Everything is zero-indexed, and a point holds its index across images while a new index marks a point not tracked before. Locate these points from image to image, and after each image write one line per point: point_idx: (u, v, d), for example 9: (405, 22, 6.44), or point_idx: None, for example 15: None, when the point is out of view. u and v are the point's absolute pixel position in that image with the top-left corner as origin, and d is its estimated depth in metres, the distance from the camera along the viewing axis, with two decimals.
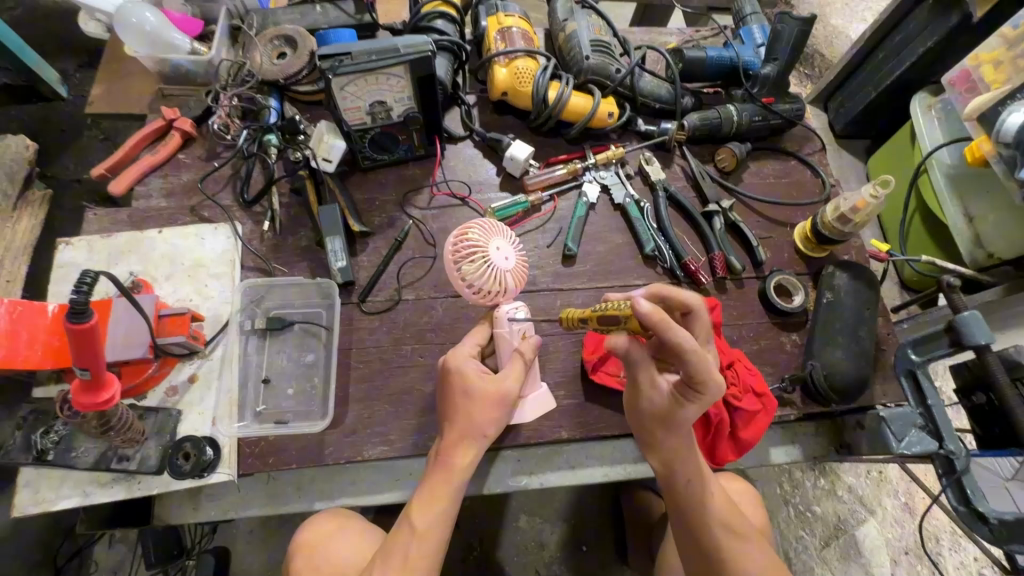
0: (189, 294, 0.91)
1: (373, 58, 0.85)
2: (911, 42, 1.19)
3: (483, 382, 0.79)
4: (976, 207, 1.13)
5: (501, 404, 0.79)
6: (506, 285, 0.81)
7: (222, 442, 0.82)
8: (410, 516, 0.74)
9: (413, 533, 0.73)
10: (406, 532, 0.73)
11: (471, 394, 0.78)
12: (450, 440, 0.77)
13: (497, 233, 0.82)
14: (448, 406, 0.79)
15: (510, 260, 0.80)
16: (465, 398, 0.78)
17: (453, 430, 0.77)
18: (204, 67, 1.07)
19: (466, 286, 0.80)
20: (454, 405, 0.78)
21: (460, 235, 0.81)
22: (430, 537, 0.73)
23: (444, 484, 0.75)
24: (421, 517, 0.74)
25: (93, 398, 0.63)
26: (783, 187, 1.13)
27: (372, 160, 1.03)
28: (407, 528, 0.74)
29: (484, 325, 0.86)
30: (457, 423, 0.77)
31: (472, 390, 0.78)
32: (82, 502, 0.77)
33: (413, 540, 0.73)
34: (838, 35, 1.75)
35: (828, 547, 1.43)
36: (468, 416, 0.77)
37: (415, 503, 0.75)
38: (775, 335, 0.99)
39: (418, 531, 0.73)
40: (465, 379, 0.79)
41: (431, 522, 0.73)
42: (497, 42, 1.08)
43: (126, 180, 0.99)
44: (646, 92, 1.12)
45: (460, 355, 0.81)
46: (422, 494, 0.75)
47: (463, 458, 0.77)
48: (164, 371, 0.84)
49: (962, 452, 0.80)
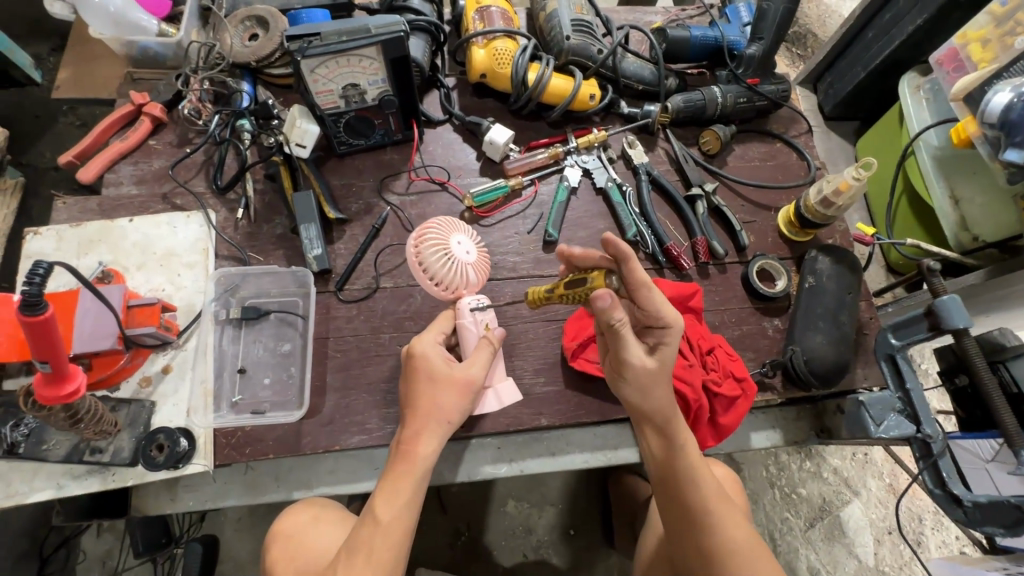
0: (163, 284, 0.90)
1: (344, 39, 0.82)
2: (899, 21, 1.17)
3: (446, 367, 0.78)
4: (963, 190, 1.12)
5: (463, 389, 0.78)
6: (468, 276, 0.83)
7: (197, 433, 0.81)
8: (374, 507, 0.71)
9: (376, 525, 0.70)
10: (371, 524, 0.70)
11: (434, 377, 0.77)
12: (412, 430, 0.75)
13: (459, 229, 0.86)
14: (410, 397, 0.78)
15: (471, 253, 0.84)
16: (427, 381, 0.77)
17: (415, 419, 0.76)
18: (173, 50, 1.04)
19: (424, 276, 0.81)
20: (416, 391, 0.77)
21: (421, 234, 0.83)
22: (396, 529, 0.70)
23: (409, 475, 0.73)
24: (386, 509, 0.71)
25: (56, 390, 0.62)
26: (768, 169, 1.11)
27: (348, 146, 1.01)
28: (371, 520, 0.70)
29: (447, 312, 0.85)
30: (418, 410, 0.76)
31: (436, 373, 0.77)
32: (56, 495, 0.76)
33: (380, 531, 0.69)
34: (830, 14, 1.72)
35: (813, 527, 1.45)
36: (432, 402, 0.76)
37: (380, 494, 0.72)
38: (757, 320, 0.98)
39: (383, 522, 0.70)
40: (429, 364, 0.78)
41: (397, 514, 0.71)
42: (475, 22, 1.06)
43: (94, 167, 0.96)
44: (629, 73, 1.09)
45: (424, 340, 0.80)
46: (383, 487, 0.72)
47: (426, 446, 0.74)
48: (137, 362, 0.83)
49: (939, 435, 0.81)
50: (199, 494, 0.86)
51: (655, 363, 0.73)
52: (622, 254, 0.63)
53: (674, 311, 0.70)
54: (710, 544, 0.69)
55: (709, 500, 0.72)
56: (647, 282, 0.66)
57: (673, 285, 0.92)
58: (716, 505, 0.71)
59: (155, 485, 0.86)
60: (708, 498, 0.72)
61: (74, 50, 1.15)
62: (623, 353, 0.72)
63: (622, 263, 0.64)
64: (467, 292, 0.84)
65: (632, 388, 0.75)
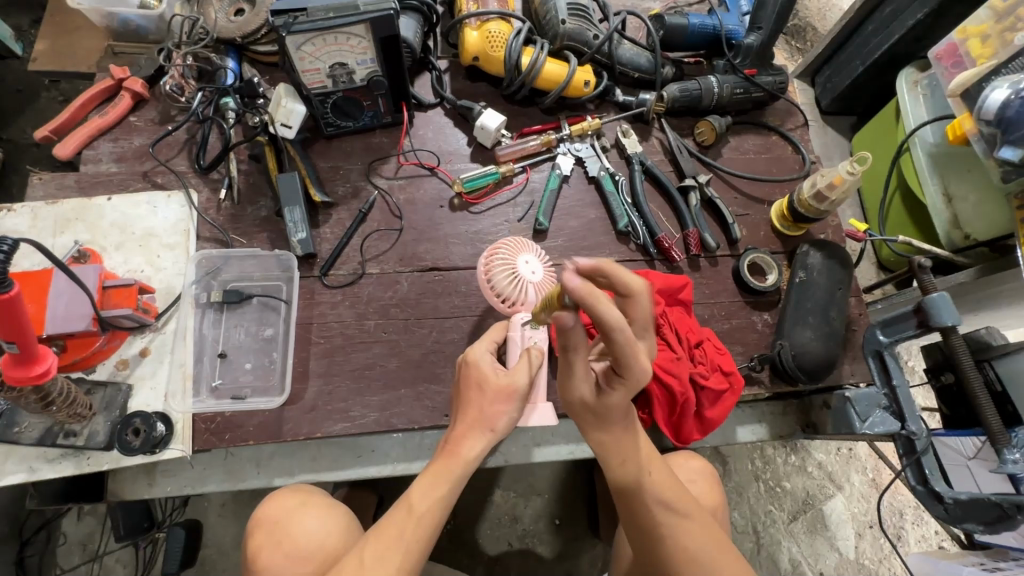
0: (141, 265, 0.87)
1: (332, 15, 0.80)
2: (900, 14, 1.15)
3: (495, 376, 0.75)
4: (956, 187, 1.10)
5: (514, 401, 0.74)
6: (527, 295, 0.84)
7: (175, 418, 0.79)
8: (410, 496, 0.69)
9: (410, 515, 0.67)
10: (404, 511, 0.68)
11: (482, 386, 0.74)
12: (460, 430, 0.73)
13: (524, 250, 0.88)
14: (457, 400, 0.77)
15: (536, 273, 0.84)
16: (476, 390, 0.74)
17: (459, 423, 0.73)
18: (155, 23, 1.01)
19: (488, 287, 0.86)
20: (462, 392, 0.75)
21: (491, 251, 0.88)
22: (428, 519, 0.68)
23: (449, 468, 0.70)
24: (422, 499, 0.69)
25: (24, 371, 0.60)
26: (762, 163, 1.10)
27: (336, 127, 0.98)
28: (404, 509, 0.68)
29: (501, 323, 0.84)
30: (464, 416, 0.73)
31: (484, 382, 0.74)
32: (29, 477, 0.74)
33: (415, 520, 0.67)
34: (829, 7, 1.70)
35: (796, 521, 1.46)
36: (478, 410, 0.73)
37: (417, 484, 0.69)
38: (746, 315, 0.98)
39: (418, 512, 0.68)
40: (479, 371, 0.75)
41: (433, 506, 0.68)
42: (469, 3, 1.03)
43: (72, 144, 0.94)
44: (625, 60, 1.07)
45: (479, 348, 0.79)
46: (428, 474, 0.70)
47: (472, 449, 0.72)
48: (113, 345, 0.81)
49: (923, 432, 0.80)
50: (178, 478, 0.84)
51: (602, 402, 0.63)
52: (584, 298, 0.46)
53: (641, 369, 0.55)
54: (664, 553, 0.69)
55: (663, 504, 0.70)
56: (612, 335, 0.50)
57: (663, 277, 0.91)
58: (670, 503, 0.70)
59: (133, 469, 0.84)
60: (660, 504, 0.69)
61: (52, 20, 1.10)
62: (568, 384, 0.63)
63: (585, 308, 0.47)
64: (525, 310, 0.84)
65: (578, 412, 0.67)
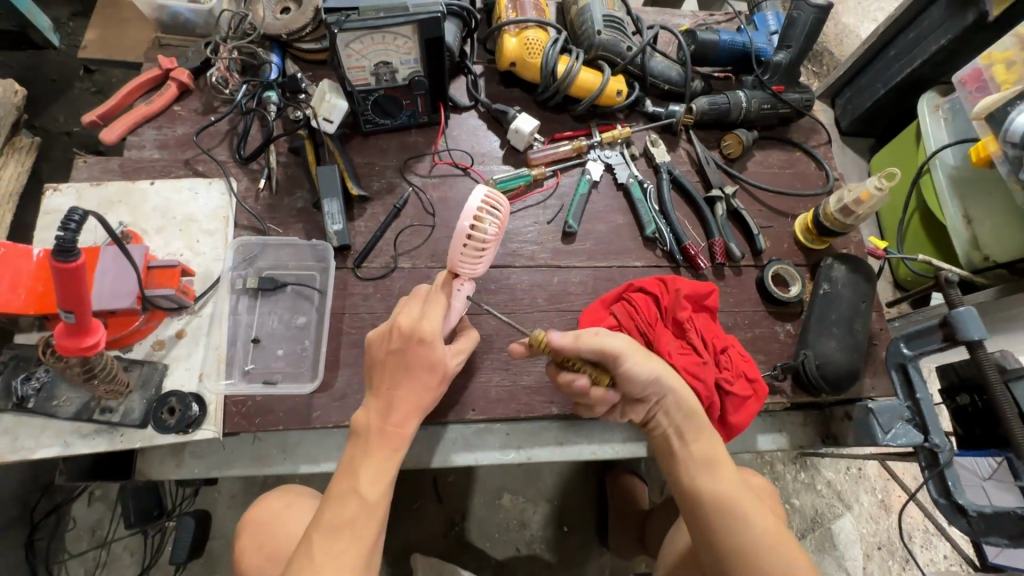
0: (180, 249, 0.89)
1: (383, 15, 0.82)
2: (924, 39, 1.18)
3: (441, 353, 0.73)
4: (975, 210, 1.13)
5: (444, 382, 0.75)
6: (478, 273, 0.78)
7: (208, 399, 0.80)
8: (359, 483, 0.66)
9: (363, 503, 0.65)
10: (354, 500, 0.65)
11: (434, 366, 0.72)
12: (401, 412, 0.70)
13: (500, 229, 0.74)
14: (392, 377, 0.71)
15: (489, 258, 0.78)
16: (428, 371, 0.72)
17: (404, 402, 0.71)
18: (204, 17, 1.04)
19: (463, 237, 0.69)
20: (410, 367, 0.71)
21: (489, 201, 0.69)
22: (381, 507, 0.66)
23: (392, 450, 0.69)
24: (372, 486, 0.67)
25: (77, 342, 0.62)
26: (786, 177, 1.12)
27: (374, 125, 1.01)
28: (354, 496, 0.66)
29: (441, 280, 0.77)
30: (399, 398, 0.70)
31: (435, 363, 0.72)
32: (62, 452, 0.75)
33: (366, 509, 0.65)
34: (848, 33, 1.74)
35: (804, 538, 1.45)
36: (425, 387, 0.72)
37: (365, 468, 0.67)
38: (770, 324, 0.99)
39: (370, 500, 0.66)
40: (431, 351, 0.72)
41: (383, 493, 0.67)
42: (508, 11, 1.06)
43: (119, 129, 0.96)
44: (656, 73, 1.10)
45: (432, 323, 0.72)
46: (368, 459, 0.68)
47: (410, 425, 0.71)
48: (151, 325, 0.83)
49: (947, 446, 0.82)
50: (205, 461, 0.85)
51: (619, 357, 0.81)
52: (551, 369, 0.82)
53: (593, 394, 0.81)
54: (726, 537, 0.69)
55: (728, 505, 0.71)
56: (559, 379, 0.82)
57: (691, 283, 0.92)
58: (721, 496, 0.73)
59: (161, 450, 0.85)
60: (720, 508, 0.71)
61: (102, 12, 1.14)
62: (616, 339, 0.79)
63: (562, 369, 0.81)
64: (466, 275, 0.76)
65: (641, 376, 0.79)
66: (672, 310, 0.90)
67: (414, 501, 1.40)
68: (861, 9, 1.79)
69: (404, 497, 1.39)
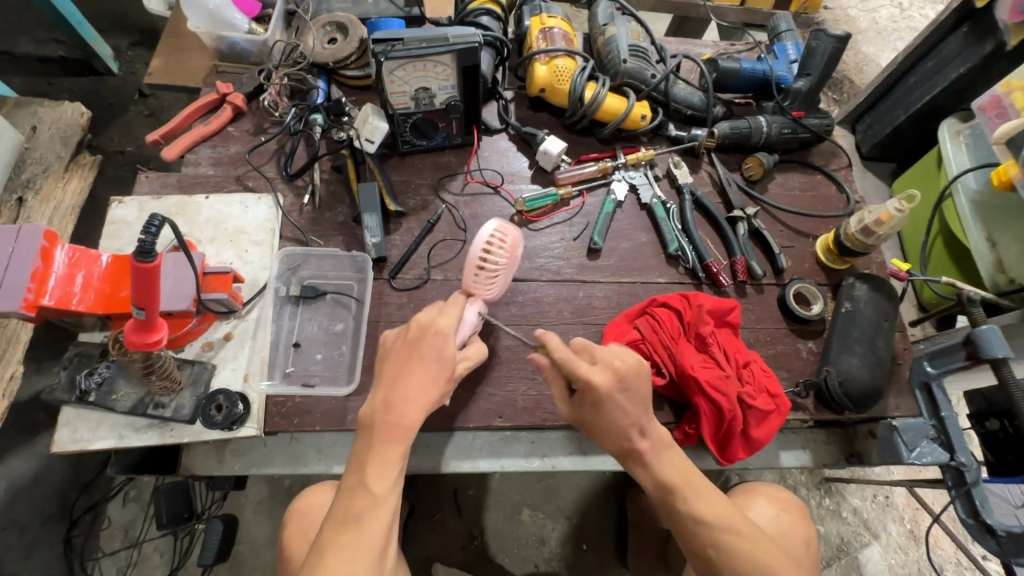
0: (230, 257, 0.95)
1: (424, 45, 0.89)
2: (943, 67, 1.21)
3: (448, 350, 0.76)
4: (999, 234, 1.14)
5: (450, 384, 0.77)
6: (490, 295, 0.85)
7: (252, 399, 0.85)
8: (366, 479, 0.68)
9: (370, 498, 0.67)
10: (363, 498, 0.67)
11: (442, 360, 0.75)
12: (403, 404, 0.71)
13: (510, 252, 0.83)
14: (400, 366, 0.74)
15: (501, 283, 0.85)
16: (438, 365, 0.74)
17: (411, 392, 0.72)
18: (258, 47, 1.13)
19: (474, 262, 0.79)
20: (423, 355, 0.74)
21: (501, 233, 0.79)
22: (387, 504, 0.68)
23: (398, 446, 0.71)
24: (378, 482, 0.68)
25: (144, 338, 0.68)
26: (807, 200, 1.15)
27: (411, 145, 1.07)
28: (362, 494, 0.67)
29: (458, 297, 0.82)
30: (405, 387, 0.72)
31: (441, 357, 0.75)
32: (117, 444, 0.81)
33: (374, 506, 0.67)
34: (869, 62, 1.78)
35: (830, 567, 1.42)
36: (433, 379, 0.74)
37: (372, 465, 0.69)
38: (792, 342, 1.01)
39: (377, 496, 0.68)
40: (444, 344, 0.75)
41: (390, 487, 0.69)
42: (539, 41, 1.12)
43: (178, 147, 1.04)
44: (679, 99, 1.15)
45: (448, 320, 0.78)
46: (376, 457, 0.69)
47: (415, 416, 0.72)
48: (203, 327, 0.88)
49: (973, 464, 0.82)
50: (245, 458, 0.90)
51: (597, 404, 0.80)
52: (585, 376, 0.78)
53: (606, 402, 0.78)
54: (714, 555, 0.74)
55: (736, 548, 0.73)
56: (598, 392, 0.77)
57: (713, 299, 0.95)
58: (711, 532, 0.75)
59: (204, 446, 0.90)
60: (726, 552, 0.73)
61: (165, 43, 1.24)
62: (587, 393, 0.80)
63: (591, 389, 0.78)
64: (479, 294, 0.84)
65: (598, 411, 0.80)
66: (694, 324, 0.93)
67: (434, 513, 1.41)
68: (882, 39, 1.82)
69: (425, 508, 1.41)
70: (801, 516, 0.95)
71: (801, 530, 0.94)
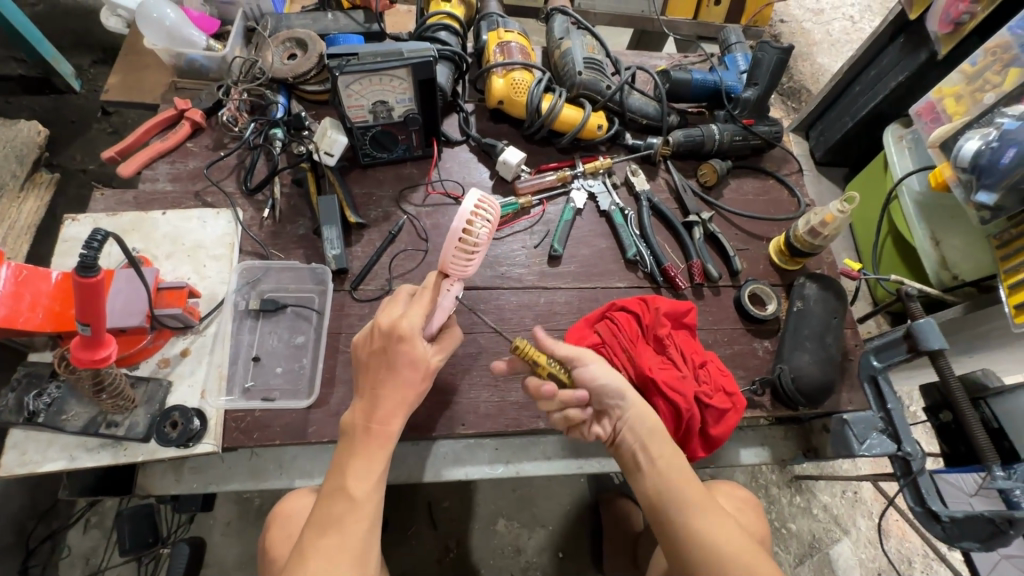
0: (188, 272, 0.95)
1: (379, 60, 0.91)
2: (884, 76, 1.27)
3: (422, 350, 0.76)
4: (942, 232, 1.18)
5: (427, 380, 0.78)
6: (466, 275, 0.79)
7: (209, 414, 0.84)
8: (346, 482, 0.69)
9: (350, 501, 0.67)
10: (343, 500, 0.67)
11: (415, 363, 0.75)
12: (386, 409, 0.73)
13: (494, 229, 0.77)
14: (376, 375, 0.75)
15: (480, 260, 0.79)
16: (410, 366, 0.75)
17: (384, 401, 0.73)
18: (217, 63, 1.14)
19: (453, 243, 0.73)
20: (394, 363, 0.74)
21: (482, 206, 0.73)
22: (367, 506, 0.68)
23: (378, 448, 0.71)
24: (358, 484, 0.69)
25: (91, 354, 0.67)
26: (761, 204, 1.19)
27: (371, 158, 1.08)
28: (342, 496, 0.68)
29: (431, 280, 0.80)
30: (381, 395, 0.73)
31: (416, 356, 0.75)
32: (67, 466, 0.79)
33: (353, 508, 0.67)
34: (822, 72, 1.85)
35: (802, 564, 1.44)
36: (408, 384, 0.75)
37: (353, 467, 0.70)
38: (748, 341, 1.03)
39: (356, 498, 0.68)
40: (413, 348, 0.75)
41: (371, 490, 0.69)
42: (497, 54, 1.15)
43: (134, 164, 1.03)
44: (635, 108, 1.19)
45: (411, 321, 0.76)
46: (358, 459, 0.70)
47: (396, 423, 0.73)
48: (158, 343, 0.87)
49: (919, 454, 0.85)
50: (204, 476, 0.88)
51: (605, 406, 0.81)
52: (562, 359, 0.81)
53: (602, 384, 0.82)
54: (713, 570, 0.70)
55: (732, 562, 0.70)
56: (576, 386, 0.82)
57: (670, 302, 0.97)
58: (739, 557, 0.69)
59: (161, 465, 0.88)
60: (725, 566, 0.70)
61: (124, 60, 1.24)
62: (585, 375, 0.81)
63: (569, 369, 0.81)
64: (457, 275, 0.79)
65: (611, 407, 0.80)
66: (652, 327, 0.94)
67: (408, 526, 1.40)
68: (835, 50, 1.90)
69: (400, 522, 1.40)
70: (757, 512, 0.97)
71: (757, 525, 0.96)
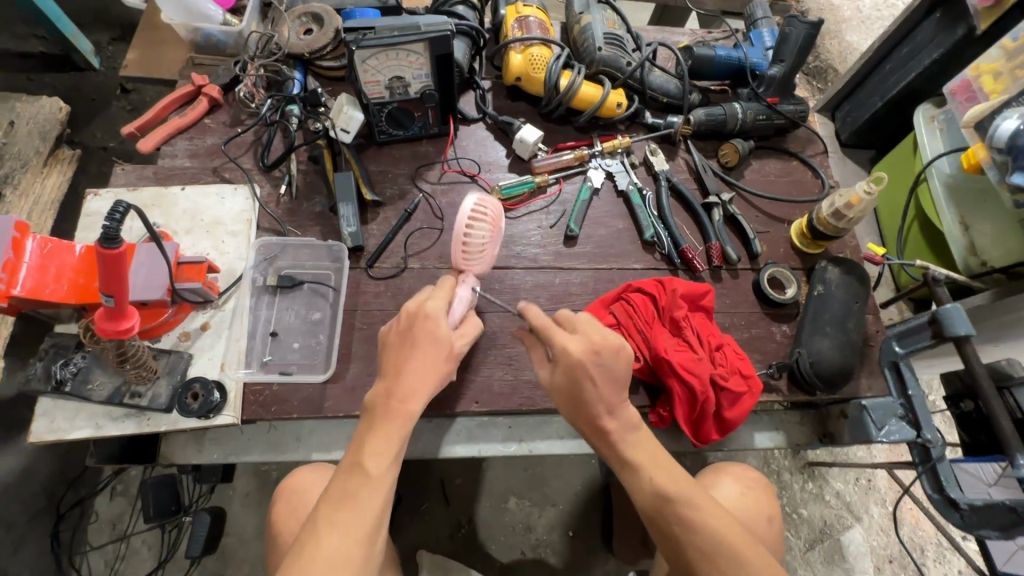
0: (207, 248, 0.96)
1: (395, 33, 0.89)
2: (917, 54, 1.22)
3: (447, 334, 0.78)
4: (972, 216, 1.15)
5: (448, 361, 0.78)
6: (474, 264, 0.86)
7: (228, 386, 0.86)
8: (363, 459, 0.68)
9: (367, 478, 0.67)
10: (359, 476, 0.67)
11: (429, 339, 0.75)
12: (408, 387, 0.72)
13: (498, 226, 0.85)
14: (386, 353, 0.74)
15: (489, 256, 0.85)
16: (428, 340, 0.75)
17: (397, 377, 0.73)
18: (234, 38, 1.14)
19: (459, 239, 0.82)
20: (413, 339, 0.75)
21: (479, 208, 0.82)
22: (381, 482, 0.68)
23: (400, 424, 0.71)
24: (376, 462, 0.68)
25: (113, 325, 0.68)
26: (783, 185, 1.16)
27: (387, 135, 1.07)
28: (360, 472, 0.67)
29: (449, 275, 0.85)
30: (404, 372, 0.73)
31: (437, 334, 0.76)
32: (94, 433, 0.81)
33: (369, 485, 0.67)
34: (851, 50, 1.78)
35: (812, 549, 1.44)
36: (422, 360, 0.75)
37: (372, 444, 0.69)
38: (766, 325, 1.02)
39: (372, 476, 0.67)
40: (436, 326, 0.77)
41: (389, 467, 0.69)
42: (515, 30, 1.12)
43: (154, 139, 1.04)
44: (655, 86, 1.16)
45: (436, 303, 0.78)
46: (376, 437, 0.69)
47: (416, 404, 0.72)
48: (179, 317, 0.89)
49: (938, 441, 0.83)
50: (224, 447, 0.90)
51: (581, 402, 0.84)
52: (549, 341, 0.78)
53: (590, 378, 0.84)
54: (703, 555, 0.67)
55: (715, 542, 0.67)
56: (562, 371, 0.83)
57: (686, 284, 0.96)
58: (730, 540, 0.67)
59: (183, 435, 0.90)
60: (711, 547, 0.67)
61: (143, 36, 1.24)
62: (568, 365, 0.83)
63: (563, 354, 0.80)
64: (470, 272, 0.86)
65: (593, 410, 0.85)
66: (669, 309, 0.93)
67: (422, 501, 1.43)
68: (865, 27, 1.83)
69: (413, 498, 1.42)
70: (765, 493, 0.97)
71: (768, 507, 0.96)
